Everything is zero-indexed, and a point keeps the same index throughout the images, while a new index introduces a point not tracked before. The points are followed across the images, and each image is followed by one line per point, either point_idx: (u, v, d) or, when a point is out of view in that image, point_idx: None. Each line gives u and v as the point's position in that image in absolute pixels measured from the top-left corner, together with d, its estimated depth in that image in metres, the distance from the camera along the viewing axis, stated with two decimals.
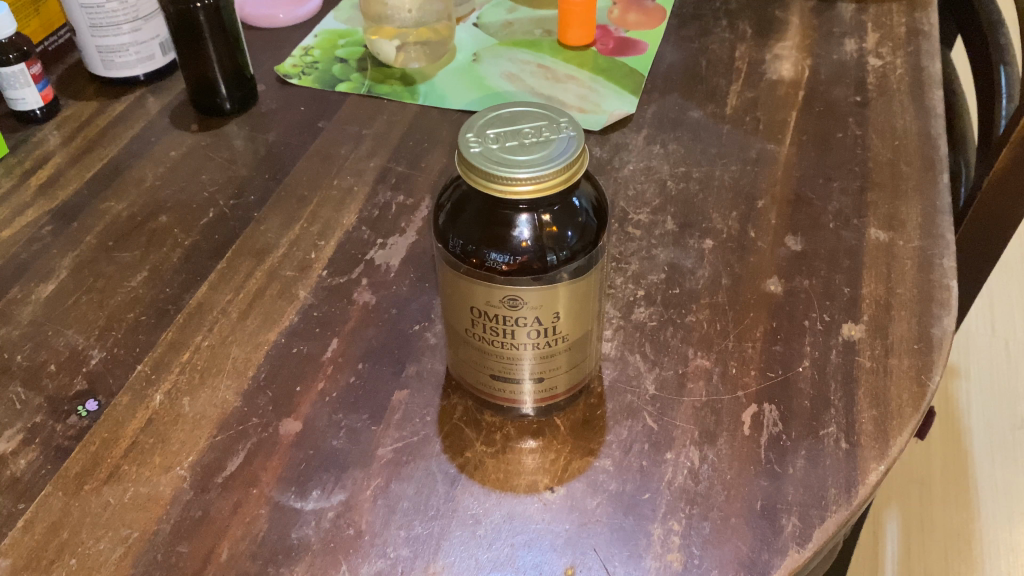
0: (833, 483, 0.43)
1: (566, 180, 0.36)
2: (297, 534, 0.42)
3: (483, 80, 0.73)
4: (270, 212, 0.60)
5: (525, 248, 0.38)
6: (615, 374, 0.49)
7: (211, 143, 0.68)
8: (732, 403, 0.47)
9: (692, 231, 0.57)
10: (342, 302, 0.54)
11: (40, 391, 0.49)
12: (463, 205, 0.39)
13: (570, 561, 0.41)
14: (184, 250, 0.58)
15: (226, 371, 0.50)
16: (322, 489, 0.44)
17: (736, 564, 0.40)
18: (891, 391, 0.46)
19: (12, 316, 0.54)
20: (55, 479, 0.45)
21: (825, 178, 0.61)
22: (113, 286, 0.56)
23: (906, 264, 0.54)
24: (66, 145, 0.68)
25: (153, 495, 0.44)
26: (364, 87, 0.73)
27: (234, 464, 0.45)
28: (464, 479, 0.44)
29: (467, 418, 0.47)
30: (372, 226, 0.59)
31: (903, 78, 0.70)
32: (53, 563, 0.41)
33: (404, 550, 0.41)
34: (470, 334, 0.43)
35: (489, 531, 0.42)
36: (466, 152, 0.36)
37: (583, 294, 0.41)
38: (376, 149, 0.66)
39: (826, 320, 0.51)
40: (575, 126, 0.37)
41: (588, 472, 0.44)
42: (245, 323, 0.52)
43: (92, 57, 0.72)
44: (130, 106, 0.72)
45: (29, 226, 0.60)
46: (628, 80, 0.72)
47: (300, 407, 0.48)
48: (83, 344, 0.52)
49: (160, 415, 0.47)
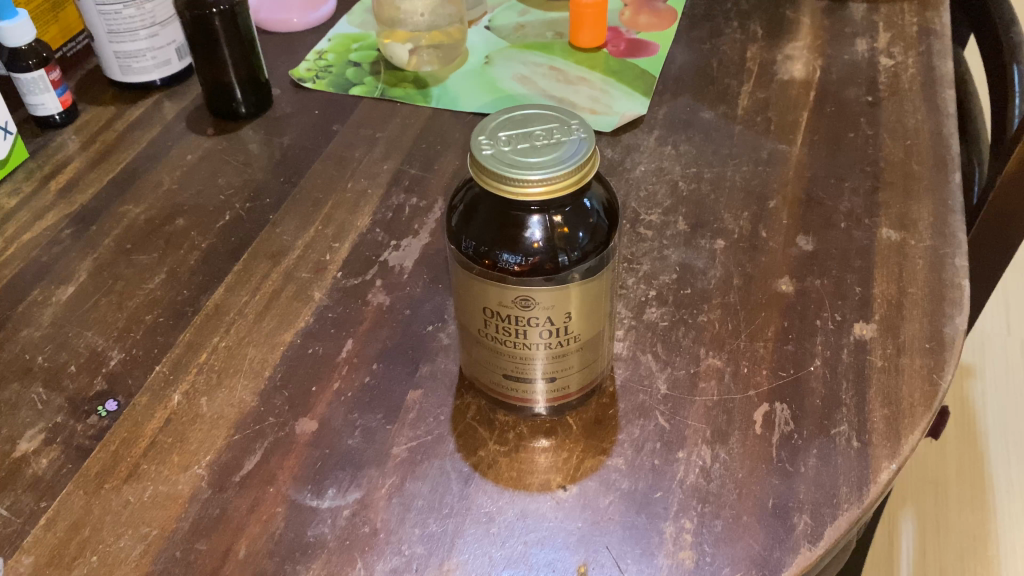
0: (844, 482, 0.43)
1: (576, 182, 0.36)
2: (313, 532, 0.43)
3: (495, 83, 0.74)
4: (285, 215, 0.61)
5: (537, 249, 0.39)
6: (627, 374, 0.49)
7: (227, 147, 0.69)
8: (744, 402, 0.47)
9: (703, 232, 0.57)
10: (356, 303, 0.55)
11: (61, 391, 0.50)
12: (475, 208, 0.39)
13: (583, 559, 0.41)
14: (201, 252, 0.59)
15: (243, 372, 0.50)
16: (337, 487, 0.45)
17: (749, 563, 0.40)
18: (903, 390, 0.47)
19: (33, 318, 0.55)
20: (76, 478, 0.45)
21: (837, 178, 0.61)
22: (131, 288, 0.57)
23: (918, 263, 0.54)
24: (85, 149, 0.69)
25: (172, 494, 0.45)
26: (378, 90, 0.74)
27: (251, 463, 0.46)
28: (478, 478, 0.45)
29: (480, 418, 0.48)
30: (386, 228, 0.60)
31: (915, 78, 0.70)
32: (74, 561, 0.42)
33: (418, 548, 0.42)
34: (483, 334, 0.43)
35: (503, 529, 0.42)
36: (478, 155, 0.36)
37: (595, 294, 0.41)
38: (390, 152, 0.67)
39: (837, 319, 0.51)
40: (586, 128, 0.38)
41: (600, 471, 0.45)
42: (261, 325, 0.53)
43: (110, 63, 0.74)
44: (147, 111, 0.73)
45: (50, 230, 0.61)
46: (639, 81, 0.72)
47: (316, 407, 0.49)
48: (102, 346, 0.53)
49: (178, 415, 0.48)
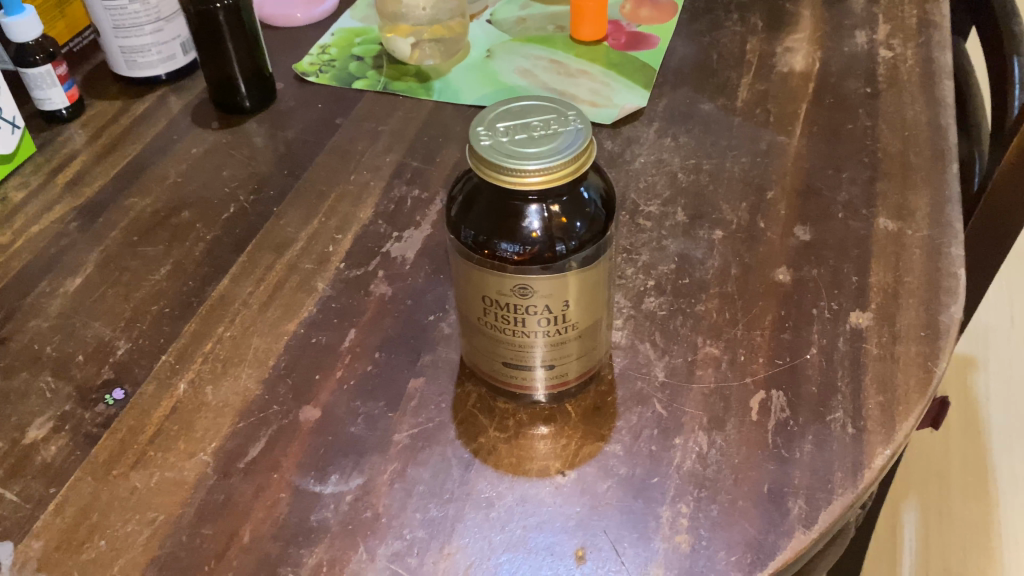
0: (839, 467, 0.43)
1: (574, 172, 0.37)
2: (317, 516, 0.44)
3: (496, 76, 0.75)
4: (289, 207, 0.62)
5: (535, 239, 0.39)
6: (626, 362, 0.50)
7: (232, 140, 0.69)
8: (740, 389, 0.48)
9: (702, 222, 0.58)
10: (359, 293, 0.55)
11: (69, 380, 0.51)
12: (475, 198, 0.40)
13: (581, 542, 0.42)
14: (206, 243, 0.60)
15: (248, 360, 0.51)
16: (340, 473, 0.45)
17: (744, 546, 0.41)
18: (899, 376, 0.47)
19: (41, 308, 0.56)
20: (85, 465, 0.46)
21: (835, 169, 0.61)
22: (138, 280, 0.57)
23: (915, 253, 0.54)
24: (92, 143, 0.70)
25: (178, 480, 0.45)
26: (380, 83, 0.74)
27: (255, 450, 0.47)
28: (478, 464, 0.46)
29: (481, 405, 0.49)
30: (389, 219, 0.61)
31: (914, 69, 0.70)
32: (83, 545, 0.43)
33: (419, 532, 0.43)
34: (482, 323, 0.44)
35: (502, 514, 0.43)
36: (477, 145, 0.37)
37: (592, 282, 0.42)
38: (392, 145, 0.68)
39: (834, 308, 0.51)
40: (583, 119, 0.38)
41: (599, 457, 0.45)
42: (266, 315, 0.54)
43: (116, 58, 0.74)
44: (153, 105, 0.74)
45: (58, 222, 0.62)
46: (640, 74, 0.73)
47: (319, 396, 0.49)
48: (110, 336, 0.54)
49: (184, 403, 0.49)
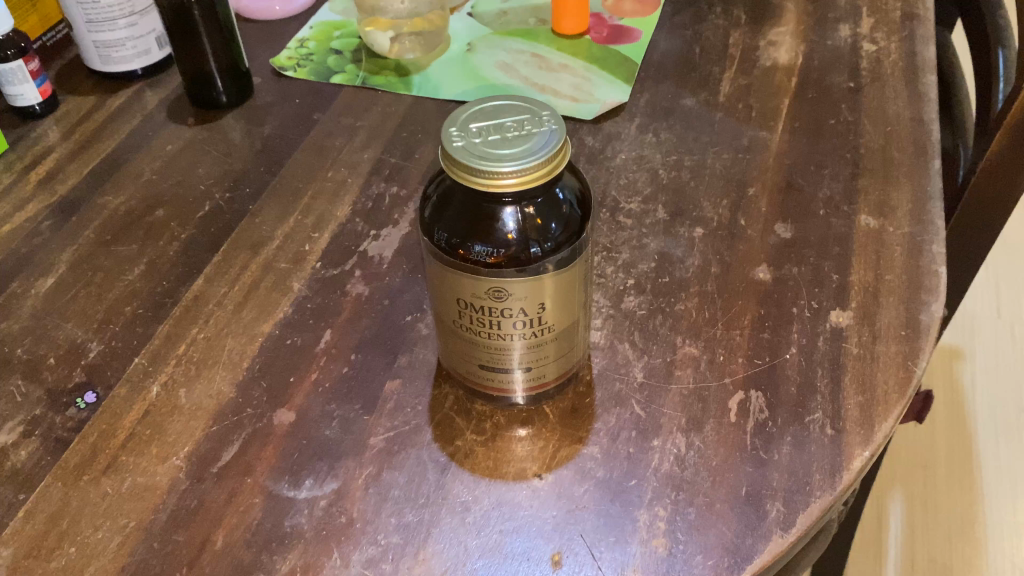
0: (817, 468, 0.43)
1: (548, 173, 0.36)
2: (291, 522, 0.43)
3: (477, 71, 0.74)
4: (265, 205, 0.61)
5: (510, 241, 0.38)
6: (604, 363, 0.49)
7: (208, 136, 0.68)
8: (719, 390, 0.47)
9: (682, 220, 0.57)
10: (335, 294, 0.54)
11: (40, 384, 0.50)
12: (448, 199, 0.39)
13: (557, 547, 0.41)
14: (181, 242, 0.59)
15: (222, 363, 0.50)
16: (314, 478, 0.45)
17: (722, 550, 0.40)
18: (878, 376, 0.47)
19: (12, 309, 0.55)
20: (55, 470, 0.45)
21: (817, 165, 0.61)
22: (111, 280, 0.56)
23: (896, 250, 0.54)
24: (66, 139, 0.69)
25: (150, 485, 0.45)
26: (359, 78, 0.73)
27: (228, 454, 0.46)
28: (454, 467, 0.45)
29: (458, 408, 0.48)
30: (366, 217, 0.60)
31: (897, 63, 0.70)
32: (53, 552, 0.42)
33: (394, 537, 0.42)
34: (458, 325, 0.43)
35: (478, 518, 0.43)
36: (449, 146, 0.36)
37: (568, 284, 0.41)
38: (370, 141, 0.67)
39: (814, 307, 0.51)
40: (557, 119, 0.38)
41: (576, 459, 0.45)
42: (240, 316, 0.53)
43: (90, 52, 0.73)
44: (128, 100, 0.73)
45: (29, 221, 0.61)
46: (622, 68, 0.72)
47: (294, 399, 0.49)
48: (82, 337, 0.53)
49: (157, 406, 0.48)
